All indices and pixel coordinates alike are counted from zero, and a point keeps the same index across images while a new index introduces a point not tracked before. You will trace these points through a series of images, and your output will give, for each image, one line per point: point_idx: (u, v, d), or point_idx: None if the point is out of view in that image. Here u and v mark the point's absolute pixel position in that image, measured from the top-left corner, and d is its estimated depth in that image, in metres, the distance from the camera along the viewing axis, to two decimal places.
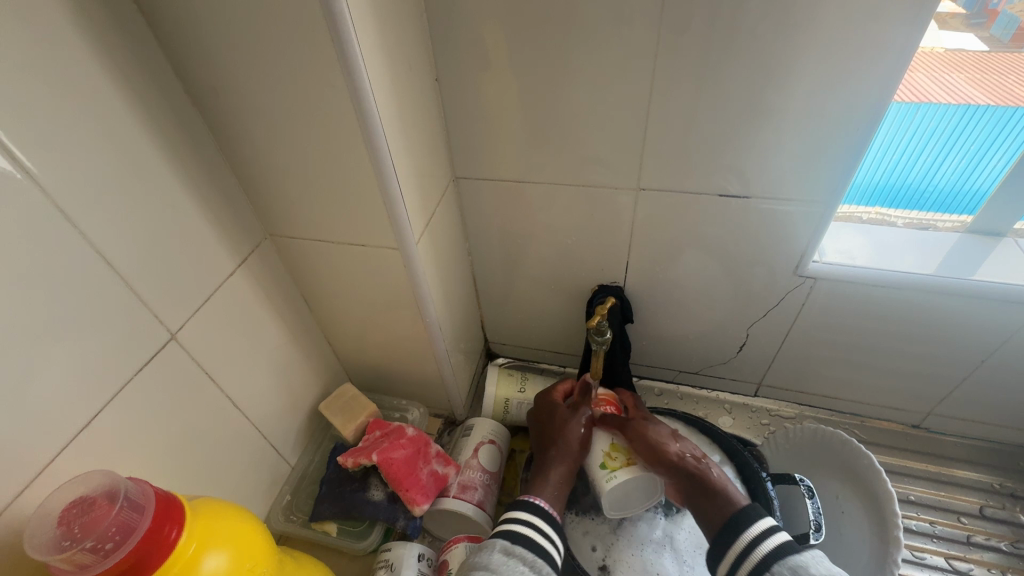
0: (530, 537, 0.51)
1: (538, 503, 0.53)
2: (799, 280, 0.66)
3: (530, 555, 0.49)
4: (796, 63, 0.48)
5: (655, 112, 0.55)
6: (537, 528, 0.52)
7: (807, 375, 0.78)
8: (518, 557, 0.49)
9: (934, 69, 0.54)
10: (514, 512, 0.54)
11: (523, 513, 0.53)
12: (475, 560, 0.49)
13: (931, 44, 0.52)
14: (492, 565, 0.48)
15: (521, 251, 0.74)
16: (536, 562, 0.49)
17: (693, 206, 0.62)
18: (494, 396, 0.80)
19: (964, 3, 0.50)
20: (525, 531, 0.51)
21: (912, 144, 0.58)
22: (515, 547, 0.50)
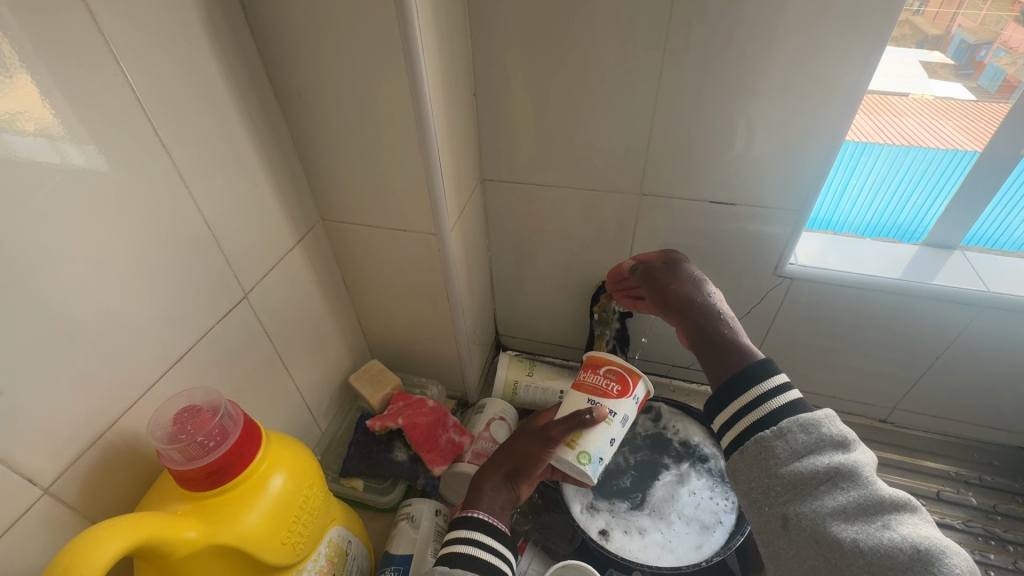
0: (469, 554, 0.52)
1: (478, 517, 0.54)
2: (778, 279, 0.75)
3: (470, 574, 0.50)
4: (774, 94, 0.59)
5: (658, 128, 0.65)
6: (477, 543, 0.53)
7: (787, 372, 0.87)
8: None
9: (923, 115, 0.66)
10: (454, 530, 0.55)
11: (459, 532, 0.54)
12: None
13: (922, 91, 0.65)
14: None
15: (536, 248, 0.84)
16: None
17: (690, 211, 0.71)
18: (504, 378, 0.88)
19: (952, 55, 0.62)
20: (461, 551, 0.52)
21: (869, 175, 0.70)
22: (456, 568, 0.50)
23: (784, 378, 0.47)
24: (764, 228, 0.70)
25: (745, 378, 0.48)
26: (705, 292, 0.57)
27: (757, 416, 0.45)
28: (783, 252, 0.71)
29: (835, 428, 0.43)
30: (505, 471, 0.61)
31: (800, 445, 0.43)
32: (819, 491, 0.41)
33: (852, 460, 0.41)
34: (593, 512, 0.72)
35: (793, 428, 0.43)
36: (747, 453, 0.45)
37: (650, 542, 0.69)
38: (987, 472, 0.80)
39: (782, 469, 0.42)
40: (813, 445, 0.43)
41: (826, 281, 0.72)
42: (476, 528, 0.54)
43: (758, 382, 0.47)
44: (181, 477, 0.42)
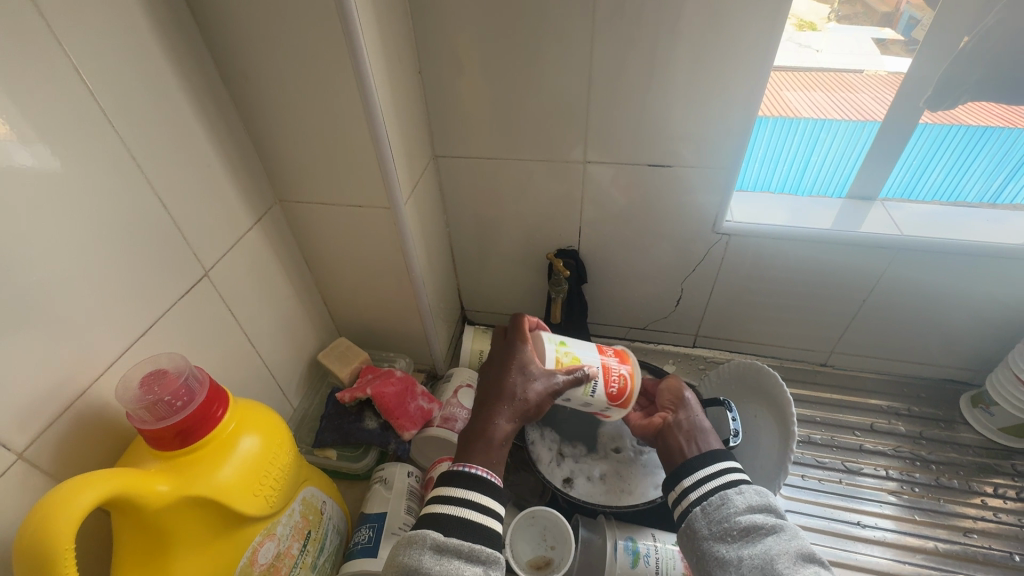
0: (464, 517, 0.49)
1: (475, 474, 0.51)
2: (716, 237, 0.79)
3: (465, 545, 0.48)
4: (699, 61, 0.63)
5: (595, 98, 0.69)
6: (471, 504, 0.50)
7: (734, 326, 0.92)
8: (451, 551, 0.47)
9: (876, 90, 0.70)
10: (445, 487, 0.51)
11: (457, 492, 0.51)
12: (406, 555, 0.47)
13: (874, 67, 0.69)
14: (423, 568, 0.46)
15: (492, 220, 0.87)
16: (472, 549, 0.48)
17: (632, 176, 0.75)
18: (470, 348, 0.92)
19: (902, 31, 0.66)
20: (451, 511, 0.50)
21: (827, 150, 0.76)
22: (449, 539, 0.48)
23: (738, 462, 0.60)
24: (700, 189, 0.75)
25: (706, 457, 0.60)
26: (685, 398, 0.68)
27: (719, 479, 0.57)
28: (720, 209, 0.76)
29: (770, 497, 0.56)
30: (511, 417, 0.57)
31: (752, 504, 0.55)
32: (763, 538, 0.51)
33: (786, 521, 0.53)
34: (558, 464, 0.78)
35: (748, 491, 0.56)
36: (709, 506, 0.56)
37: (609, 485, 0.75)
38: (916, 404, 0.88)
39: (737, 518, 0.54)
40: (760, 505, 0.55)
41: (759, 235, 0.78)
42: (474, 489, 0.51)
43: (717, 460, 0.59)
44: (151, 436, 0.45)
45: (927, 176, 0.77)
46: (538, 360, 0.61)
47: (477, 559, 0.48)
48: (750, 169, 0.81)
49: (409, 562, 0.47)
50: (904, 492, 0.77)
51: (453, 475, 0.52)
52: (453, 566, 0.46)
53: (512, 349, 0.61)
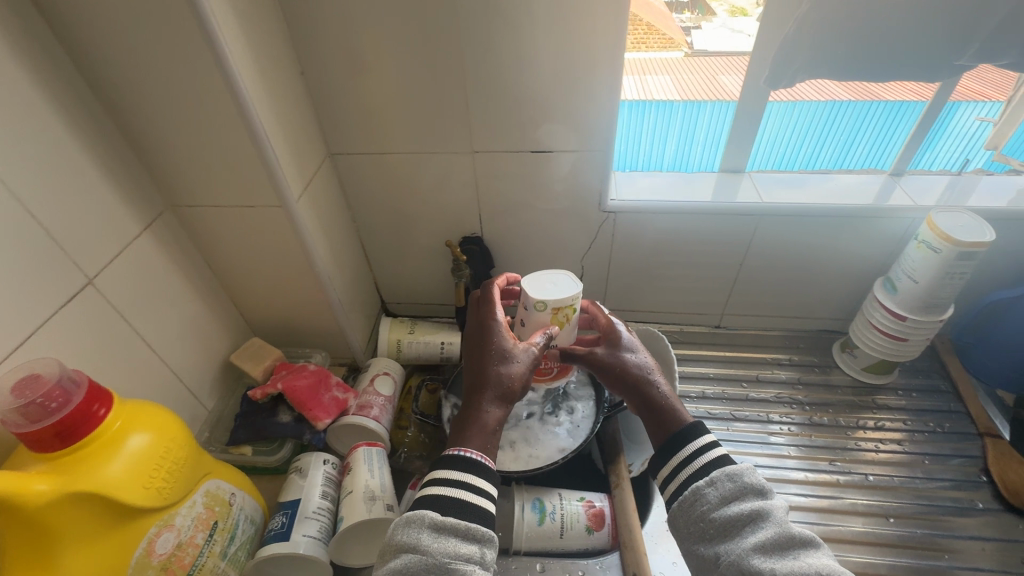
0: (460, 499, 0.51)
1: (470, 459, 0.54)
2: (604, 215, 0.86)
3: (462, 524, 0.50)
4: (559, 52, 0.68)
5: (472, 90, 0.73)
6: (465, 485, 0.52)
7: (634, 297, 0.99)
8: (449, 530, 0.49)
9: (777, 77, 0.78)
10: (437, 471, 0.54)
11: (453, 475, 0.53)
12: (404, 537, 0.49)
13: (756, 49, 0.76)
14: (420, 547, 0.48)
15: (396, 213, 0.90)
16: (468, 527, 0.50)
17: (518, 162, 0.80)
18: (387, 338, 0.95)
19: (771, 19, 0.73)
20: (447, 492, 0.51)
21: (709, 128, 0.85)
22: (446, 519, 0.50)
23: (710, 438, 0.58)
24: (582, 171, 0.80)
25: (679, 438, 0.59)
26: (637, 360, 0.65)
27: (691, 470, 0.56)
28: (602, 188, 0.82)
29: (754, 478, 0.53)
30: (498, 402, 0.58)
31: (729, 493, 0.53)
32: (746, 532, 0.50)
33: (768, 504, 0.51)
34: None
35: (721, 478, 0.54)
36: (684, 502, 0.54)
37: (519, 453, 0.81)
38: (796, 354, 0.97)
39: (712, 514, 0.52)
40: (737, 491, 0.52)
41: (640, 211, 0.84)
42: (471, 472, 0.53)
43: (690, 442, 0.58)
44: (28, 438, 0.46)
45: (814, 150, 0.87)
46: (510, 342, 0.62)
47: (474, 537, 0.50)
48: (622, 150, 0.89)
49: (406, 543, 0.48)
50: (784, 432, 0.86)
51: (449, 459, 0.54)
52: (450, 544, 0.48)
53: (489, 338, 0.63)
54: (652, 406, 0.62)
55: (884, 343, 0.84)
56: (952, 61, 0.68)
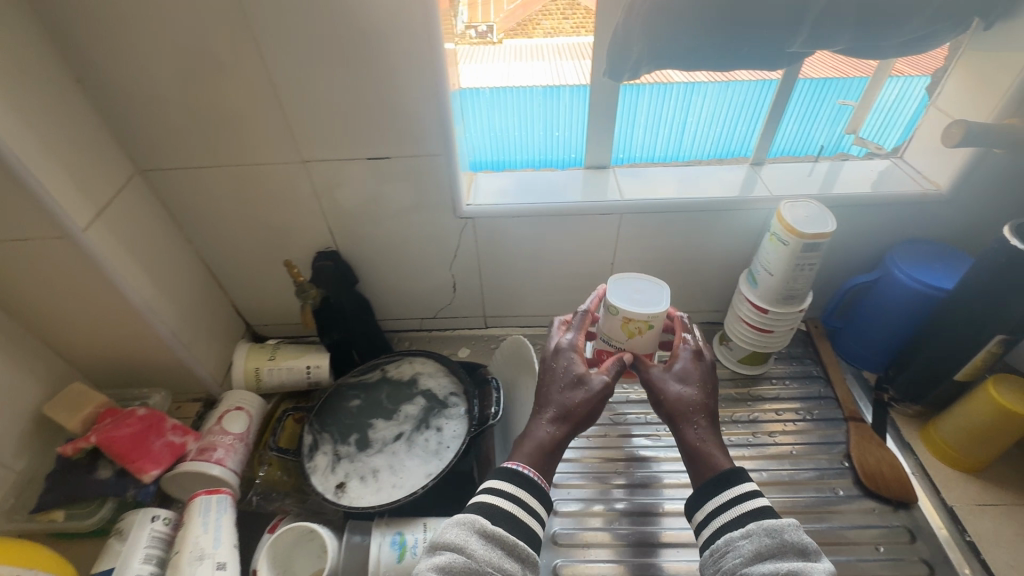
0: (509, 512, 0.55)
1: (519, 472, 0.57)
2: (462, 221, 0.80)
3: (509, 538, 0.53)
4: (370, 52, 0.61)
5: (284, 96, 0.65)
6: (520, 502, 0.55)
7: (513, 302, 0.95)
8: (495, 541, 0.52)
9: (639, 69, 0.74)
10: (490, 482, 0.57)
11: (508, 488, 0.56)
12: (442, 541, 0.52)
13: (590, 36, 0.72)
14: (467, 550, 0.51)
15: (240, 232, 0.81)
16: (513, 542, 0.53)
17: (356, 172, 0.73)
18: (244, 368, 0.87)
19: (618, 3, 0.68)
20: (503, 503, 0.55)
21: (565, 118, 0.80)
22: (492, 530, 0.53)
23: (752, 486, 0.56)
24: (427, 177, 0.74)
25: (723, 480, 0.56)
26: (681, 391, 0.63)
27: (735, 513, 0.54)
28: (453, 194, 0.76)
29: (797, 536, 0.51)
30: (550, 425, 0.60)
31: (763, 549, 0.50)
32: None
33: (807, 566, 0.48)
34: (332, 472, 0.77)
35: (757, 532, 0.51)
36: (716, 552, 0.53)
37: (381, 483, 0.76)
38: None
39: (742, 569, 0.50)
40: (774, 548, 0.50)
41: (497, 215, 0.79)
42: (532, 490, 0.56)
43: (731, 488, 0.56)
44: None
45: (670, 133, 0.83)
46: (580, 366, 0.63)
47: (518, 555, 0.53)
48: (476, 143, 0.83)
49: (439, 547, 0.52)
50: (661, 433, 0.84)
51: (503, 471, 0.58)
52: (493, 554, 0.51)
53: (553, 365, 0.64)
54: (688, 448, 0.60)
55: (751, 335, 0.83)
56: (785, 49, 0.66)
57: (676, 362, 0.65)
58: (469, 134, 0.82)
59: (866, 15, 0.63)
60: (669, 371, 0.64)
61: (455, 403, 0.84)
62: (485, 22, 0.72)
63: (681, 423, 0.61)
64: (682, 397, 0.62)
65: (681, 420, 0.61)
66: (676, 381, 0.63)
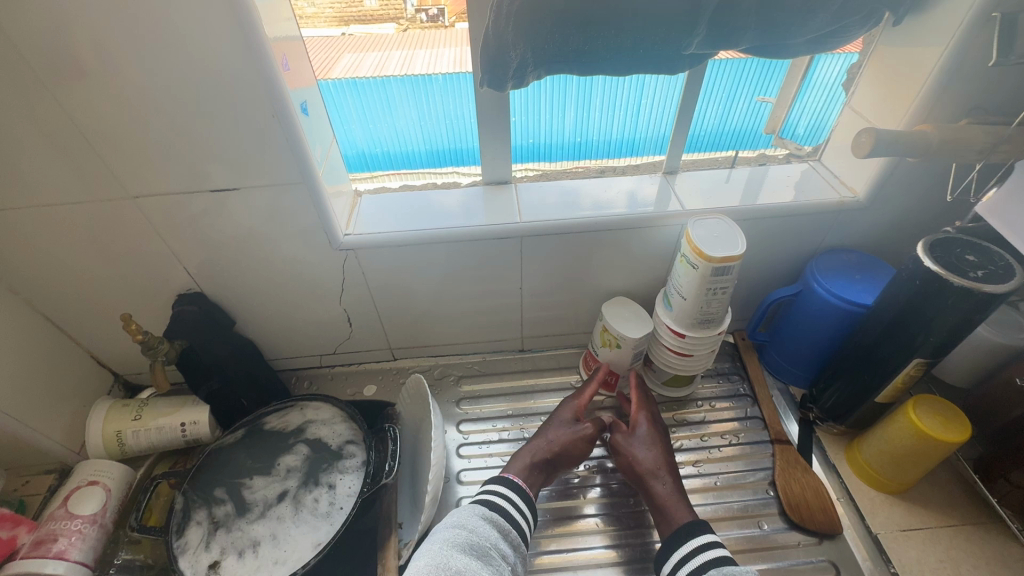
0: (506, 507, 0.65)
1: (514, 481, 0.68)
2: (342, 253, 0.70)
3: (503, 522, 0.63)
4: (181, 66, 0.51)
5: (85, 123, 0.54)
6: (513, 501, 0.66)
7: (420, 332, 0.86)
8: (493, 526, 0.62)
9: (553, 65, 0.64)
10: (494, 486, 0.68)
11: (513, 489, 0.67)
12: (455, 519, 0.62)
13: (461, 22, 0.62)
14: (469, 527, 0.61)
15: (78, 279, 0.69)
16: (505, 527, 0.62)
17: (201, 205, 0.62)
18: (103, 432, 0.75)
19: None
20: (499, 500, 0.65)
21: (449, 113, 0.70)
22: (493, 514, 0.63)
23: (715, 537, 0.62)
24: (288, 207, 0.64)
25: (683, 531, 0.63)
26: (648, 449, 0.71)
27: (699, 561, 0.60)
28: (324, 224, 0.66)
29: None
30: (535, 455, 0.71)
31: None
32: None
33: None
34: (205, 548, 0.67)
35: (717, 575, 0.57)
36: None
37: (262, 558, 0.66)
38: None
39: None
40: None
41: (380, 245, 0.70)
42: (518, 496, 0.66)
43: (692, 536, 0.62)
44: None
45: (592, 122, 0.74)
46: (571, 412, 0.75)
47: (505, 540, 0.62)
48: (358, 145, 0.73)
49: (455, 522, 0.62)
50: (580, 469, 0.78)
51: (503, 482, 0.68)
52: (488, 533, 0.61)
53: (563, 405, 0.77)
54: (656, 502, 0.67)
55: (673, 359, 0.77)
56: (681, 50, 0.59)
57: (643, 420, 0.73)
58: (343, 132, 0.71)
59: (764, 12, 0.56)
60: (642, 432, 0.73)
61: (351, 453, 0.76)
62: (437, 5, 0.64)
63: (647, 474, 0.69)
64: (644, 455, 0.70)
65: (646, 470, 0.69)
66: (641, 441, 0.72)
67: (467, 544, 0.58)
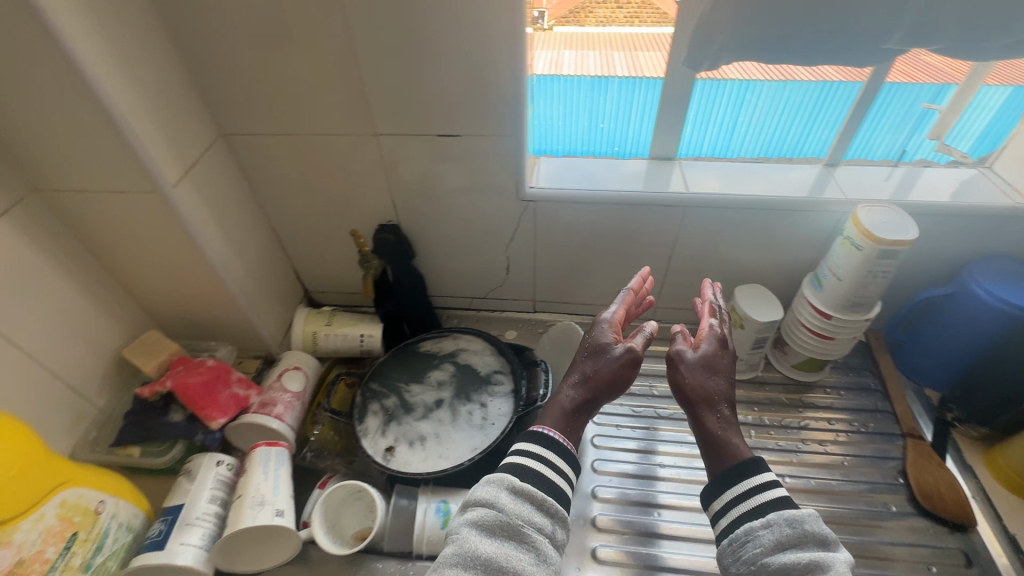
0: (537, 472, 0.54)
1: (548, 435, 0.56)
2: (524, 204, 0.81)
3: (541, 496, 0.52)
4: (456, 28, 0.62)
5: (366, 69, 0.67)
6: (548, 460, 0.55)
7: (563, 288, 0.95)
8: (527, 496, 0.52)
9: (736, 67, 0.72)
10: (523, 443, 0.57)
11: (550, 446, 0.56)
12: (476, 496, 0.52)
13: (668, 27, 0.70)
14: (499, 504, 0.51)
15: (310, 201, 0.84)
16: (544, 499, 0.52)
17: (427, 147, 0.75)
18: (303, 331, 0.91)
19: None
20: (535, 466, 0.54)
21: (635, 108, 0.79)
22: (521, 486, 0.53)
23: (771, 476, 0.53)
24: (494, 157, 0.75)
25: (743, 469, 0.54)
26: (718, 379, 0.59)
27: (751, 504, 0.52)
28: (519, 176, 0.77)
29: (817, 525, 0.48)
30: (578, 388, 0.61)
31: (786, 535, 0.48)
32: None
33: (827, 555, 0.46)
34: (383, 435, 0.80)
35: (779, 521, 0.49)
36: (734, 541, 0.51)
37: (428, 450, 0.78)
38: None
39: (764, 559, 0.48)
40: (797, 538, 0.48)
41: (559, 200, 0.79)
42: (553, 449, 0.56)
43: (747, 477, 0.53)
44: None
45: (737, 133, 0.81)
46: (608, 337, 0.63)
47: (548, 510, 0.52)
48: (545, 130, 0.82)
49: (473, 500, 0.52)
50: None
51: (531, 433, 0.58)
52: (524, 509, 0.51)
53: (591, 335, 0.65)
54: (709, 437, 0.57)
55: (813, 342, 0.81)
56: (880, 46, 0.64)
57: (720, 341, 0.62)
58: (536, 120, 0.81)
59: (976, 14, 0.60)
60: (705, 358, 0.60)
61: (500, 380, 0.86)
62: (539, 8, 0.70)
63: (713, 408, 0.57)
64: (716, 385, 0.59)
65: (704, 404, 0.58)
66: (708, 368, 0.60)
67: (495, 525, 0.50)
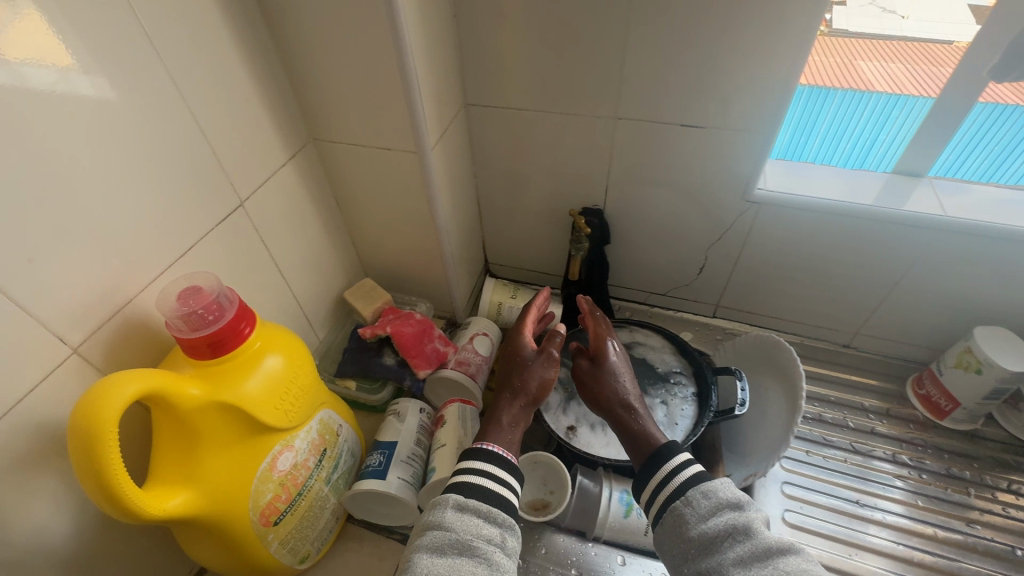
0: (483, 486, 0.50)
1: (491, 449, 0.52)
2: (747, 205, 0.77)
3: (485, 506, 0.49)
4: (745, 17, 0.59)
5: (631, 52, 0.66)
6: (490, 476, 0.51)
7: (754, 298, 0.91)
8: (472, 510, 0.48)
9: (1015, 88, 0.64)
10: (463, 462, 0.52)
11: (476, 463, 0.51)
12: (430, 518, 0.48)
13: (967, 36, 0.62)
14: (444, 523, 0.47)
15: (523, 177, 0.87)
16: (490, 512, 0.48)
17: (664, 136, 0.73)
18: (490, 300, 0.94)
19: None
20: (478, 479, 0.50)
21: (889, 126, 0.72)
22: (468, 501, 0.49)
23: (685, 455, 0.54)
24: (733, 154, 0.72)
25: (660, 455, 0.54)
26: (621, 380, 0.62)
27: (667, 491, 0.52)
28: (753, 176, 0.73)
29: (730, 493, 0.51)
30: (527, 394, 0.59)
31: (704, 507, 0.50)
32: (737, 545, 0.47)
33: (746, 517, 0.48)
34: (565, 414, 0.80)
35: (696, 495, 0.51)
36: (670, 521, 0.51)
37: (611, 438, 0.77)
38: None
39: (699, 529, 0.49)
40: (714, 508, 0.50)
41: (790, 205, 0.75)
42: (490, 463, 0.52)
43: (668, 459, 0.54)
44: (187, 344, 0.49)
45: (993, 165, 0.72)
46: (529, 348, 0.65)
47: (496, 521, 0.48)
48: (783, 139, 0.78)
49: (432, 522, 0.48)
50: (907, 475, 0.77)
51: (472, 450, 0.53)
52: (472, 524, 0.47)
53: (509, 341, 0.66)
54: (631, 433, 0.58)
55: None
56: None
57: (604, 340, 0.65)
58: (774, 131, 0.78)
59: None
60: (598, 361, 0.64)
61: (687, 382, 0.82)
62: None
63: (622, 402, 0.60)
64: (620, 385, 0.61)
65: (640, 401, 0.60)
66: (613, 372, 0.62)
67: (444, 543, 0.46)
